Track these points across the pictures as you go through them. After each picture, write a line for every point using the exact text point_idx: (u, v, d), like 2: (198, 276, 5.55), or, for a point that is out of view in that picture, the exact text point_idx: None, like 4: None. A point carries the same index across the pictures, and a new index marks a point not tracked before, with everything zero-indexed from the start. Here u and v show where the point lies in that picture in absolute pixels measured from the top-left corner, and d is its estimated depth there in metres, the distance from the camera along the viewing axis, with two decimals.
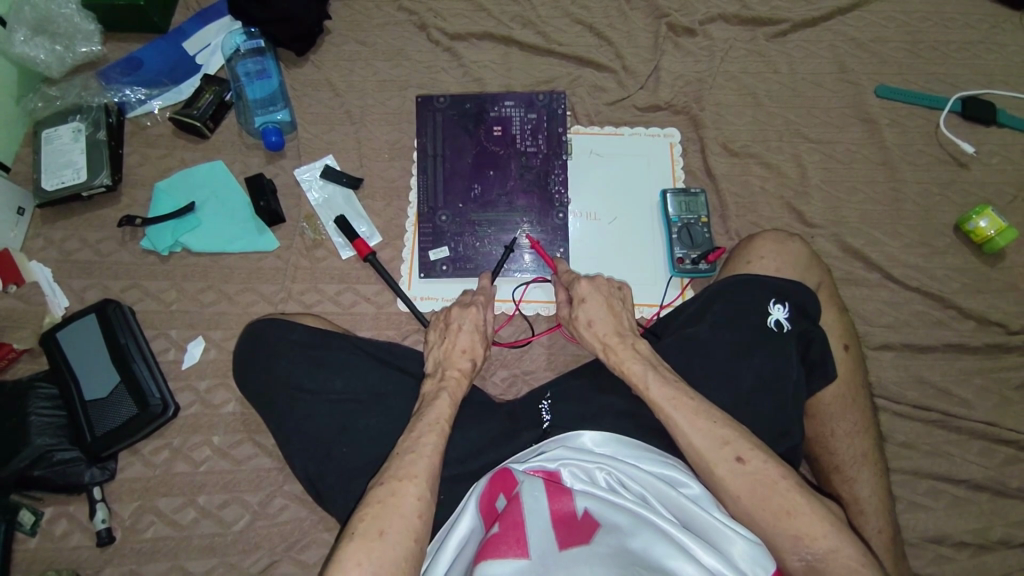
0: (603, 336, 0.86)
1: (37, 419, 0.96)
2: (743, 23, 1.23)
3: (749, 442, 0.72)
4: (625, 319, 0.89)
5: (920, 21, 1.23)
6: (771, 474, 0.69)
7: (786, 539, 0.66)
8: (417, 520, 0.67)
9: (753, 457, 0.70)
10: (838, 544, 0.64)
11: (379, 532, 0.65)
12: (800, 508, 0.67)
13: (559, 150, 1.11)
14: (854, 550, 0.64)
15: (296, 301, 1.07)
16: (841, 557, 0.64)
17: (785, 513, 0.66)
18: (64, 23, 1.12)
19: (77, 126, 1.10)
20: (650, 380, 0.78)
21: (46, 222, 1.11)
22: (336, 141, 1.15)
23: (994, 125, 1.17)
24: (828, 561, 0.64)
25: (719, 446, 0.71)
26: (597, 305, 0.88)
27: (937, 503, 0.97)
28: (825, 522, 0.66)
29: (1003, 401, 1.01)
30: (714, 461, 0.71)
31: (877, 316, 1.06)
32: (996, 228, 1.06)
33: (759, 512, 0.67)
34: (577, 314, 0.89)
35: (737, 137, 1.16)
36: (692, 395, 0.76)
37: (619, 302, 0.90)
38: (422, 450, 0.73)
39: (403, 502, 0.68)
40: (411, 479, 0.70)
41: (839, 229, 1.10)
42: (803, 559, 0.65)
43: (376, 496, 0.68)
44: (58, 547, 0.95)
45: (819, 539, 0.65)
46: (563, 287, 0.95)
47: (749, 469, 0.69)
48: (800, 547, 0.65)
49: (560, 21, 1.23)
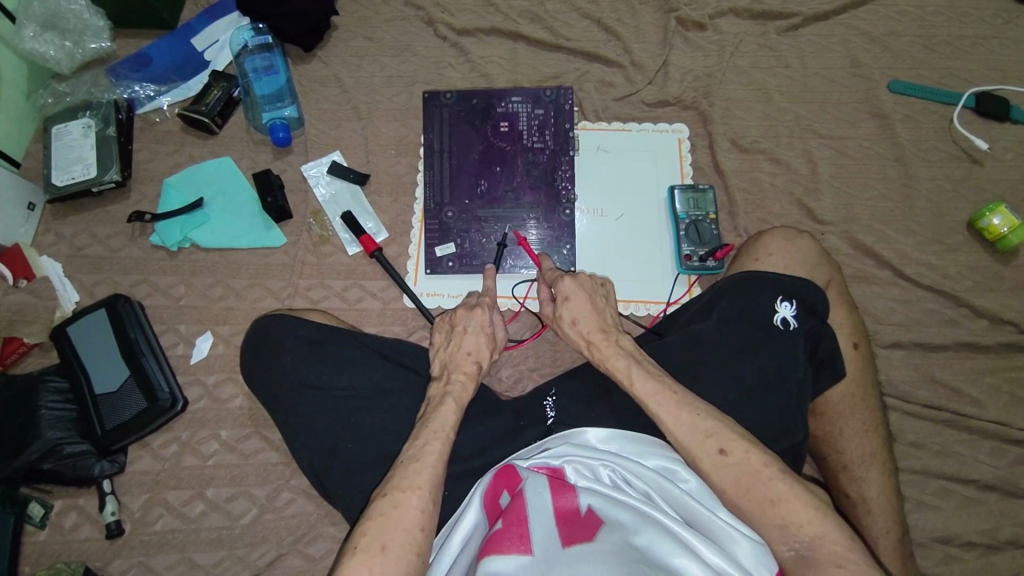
0: (586, 333, 0.85)
1: (48, 412, 0.98)
2: (754, 17, 1.22)
3: (733, 432, 0.71)
4: (608, 315, 0.87)
5: (934, 15, 1.21)
6: (754, 463, 0.68)
7: (773, 530, 0.65)
8: (420, 534, 0.66)
9: (736, 448, 0.70)
10: (824, 530, 0.64)
11: (381, 547, 0.65)
12: (785, 497, 0.66)
13: (566, 145, 1.10)
14: (841, 536, 0.63)
15: (303, 297, 1.07)
16: (828, 544, 0.63)
17: (770, 502, 0.66)
18: (73, 18, 1.13)
19: (88, 122, 1.11)
20: (635, 376, 0.77)
21: (57, 217, 1.12)
22: (343, 138, 1.15)
23: (1008, 121, 1.15)
24: (815, 548, 0.63)
25: (703, 438, 0.71)
26: (582, 302, 0.86)
27: (947, 503, 0.96)
28: (811, 509, 0.65)
29: (1014, 401, 1.00)
30: (699, 456, 0.70)
31: (888, 314, 1.05)
32: (1010, 226, 1.04)
33: (746, 504, 0.66)
34: (561, 312, 0.87)
35: (747, 133, 1.15)
36: (677, 388, 0.76)
37: (603, 299, 0.89)
38: (427, 458, 0.72)
39: (405, 515, 0.67)
40: (415, 490, 0.69)
41: (850, 226, 1.09)
42: (792, 548, 0.64)
43: (379, 509, 0.68)
44: (67, 540, 0.96)
45: (806, 526, 0.64)
46: (546, 284, 0.92)
47: (731, 460, 0.69)
48: (786, 536, 0.64)
49: (569, 16, 1.22)
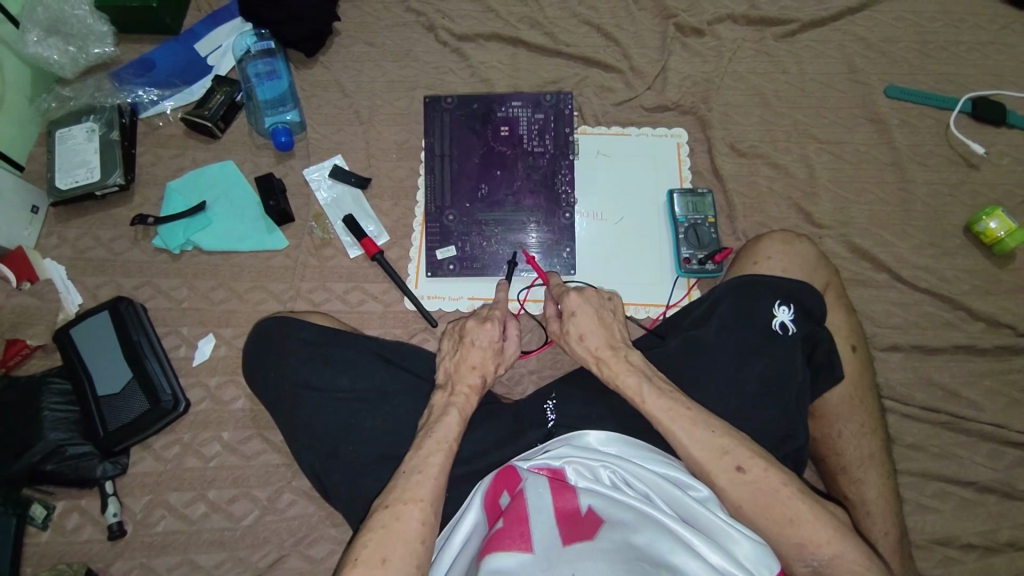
0: (595, 349, 0.85)
1: (50, 414, 0.99)
2: (751, 23, 1.23)
3: (748, 449, 0.72)
4: (616, 330, 0.87)
5: (930, 21, 1.23)
6: (772, 482, 0.69)
7: (791, 548, 0.66)
8: (420, 546, 0.67)
9: (754, 466, 0.70)
10: (843, 550, 0.65)
11: (383, 560, 0.65)
12: (804, 517, 0.67)
13: (565, 150, 1.11)
14: (859, 555, 0.65)
15: (305, 299, 1.08)
16: (847, 563, 0.64)
17: (789, 521, 0.67)
18: (77, 24, 1.15)
19: (91, 126, 1.12)
20: (646, 393, 0.77)
21: (60, 220, 1.13)
22: (344, 142, 1.16)
23: (1004, 126, 1.16)
24: (834, 566, 0.64)
25: (719, 455, 0.71)
26: (588, 316, 0.87)
27: (946, 505, 0.96)
28: (829, 528, 0.66)
29: (1012, 404, 1.01)
30: (714, 471, 0.71)
31: (886, 317, 1.06)
32: (1006, 229, 1.05)
33: (763, 521, 0.67)
34: (568, 328, 0.87)
35: (745, 137, 1.16)
36: (690, 406, 0.76)
37: (610, 314, 0.89)
38: (429, 471, 0.73)
39: (406, 527, 0.68)
40: (416, 502, 0.70)
41: (848, 230, 1.10)
42: (809, 566, 0.65)
43: (380, 521, 0.69)
44: (70, 541, 0.96)
45: (824, 545, 0.65)
46: (552, 301, 0.93)
47: (749, 479, 0.69)
48: (804, 554, 0.65)
49: (568, 22, 1.23)
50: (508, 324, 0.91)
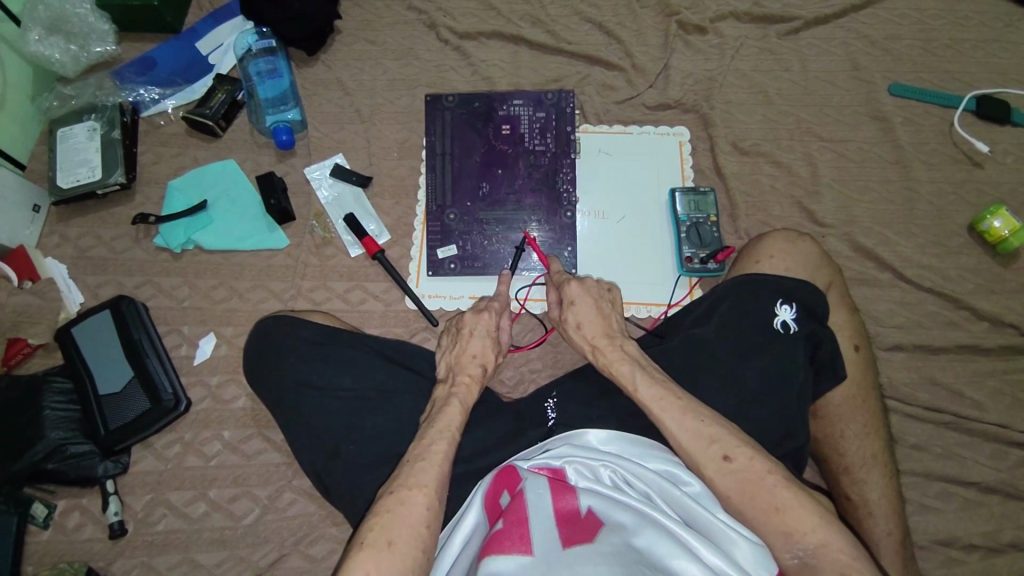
0: (591, 337, 0.85)
1: (51, 413, 0.99)
2: (754, 21, 1.22)
3: (734, 437, 0.71)
4: (614, 321, 0.88)
5: (934, 19, 1.22)
6: (758, 471, 0.68)
7: (777, 537, 0.65)
8: (425, 531, 0.67)
9: (741, 455, 0.70)
10: (828, 538, 0.63)
11: (388, 543, 0.65)
12: (789, 504, 0.66)
13: (567, 149, 1.11)
14: (845, 544, 0.63)
15: (306, 299, 1.08)
16: (832, 552, 0.62)
17: (775, 510, 0.65)
18: (79, 22, 1.15)
19: (93, 124, 1.12)
20: (639, 381, 0.78)
21: (61, 219, 1.12)
22: (345, 141, 1.16)
23: (1009, 124, 1.16)
24: (819, 555, 0.62)
25: (706, 444, 0.71)
26: (587, 307, 0.88)
27: (948, 505, 0.95)
28: (814, 517, 0.65)
29: (1015, 403, 1.00)
30: (702, 460, 0.70)
31: (890, 316, 1.05)
32: (1010, 228, 1.05)
33: (750, 510, 0.66)
34: (568, 316, 0.88)
35: (748, 136, 1.16)
36: (683, 395, 0.76)
37: (609, 305, 0.90)
38: (432, 458, 0.73)
39: (411, 512, 0.67)
40: (421, 489, 0.69)
41: (851, 228, 1.09)
42: (796, 556, 0.63)
43: (385, 506, 0.68)
44: (70, 540, 0.97)
45: (809, 534, 0.64)
46: (554, 287, 0.94)
47: (736, 467, 0.69)
48: (790, 543, 0.64)
49: (570, 19, 1.22)
50: (508, 316, 0.92)
